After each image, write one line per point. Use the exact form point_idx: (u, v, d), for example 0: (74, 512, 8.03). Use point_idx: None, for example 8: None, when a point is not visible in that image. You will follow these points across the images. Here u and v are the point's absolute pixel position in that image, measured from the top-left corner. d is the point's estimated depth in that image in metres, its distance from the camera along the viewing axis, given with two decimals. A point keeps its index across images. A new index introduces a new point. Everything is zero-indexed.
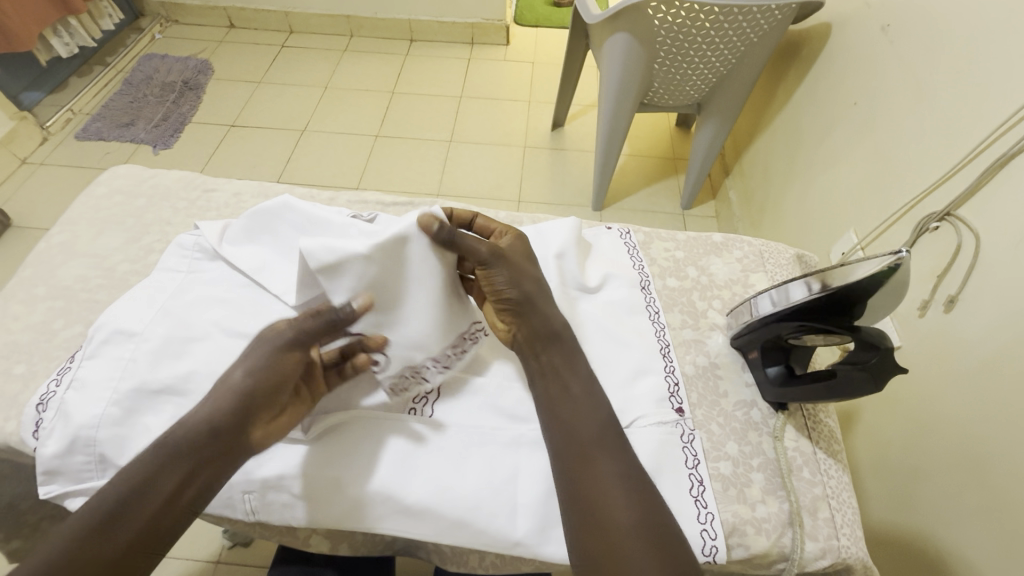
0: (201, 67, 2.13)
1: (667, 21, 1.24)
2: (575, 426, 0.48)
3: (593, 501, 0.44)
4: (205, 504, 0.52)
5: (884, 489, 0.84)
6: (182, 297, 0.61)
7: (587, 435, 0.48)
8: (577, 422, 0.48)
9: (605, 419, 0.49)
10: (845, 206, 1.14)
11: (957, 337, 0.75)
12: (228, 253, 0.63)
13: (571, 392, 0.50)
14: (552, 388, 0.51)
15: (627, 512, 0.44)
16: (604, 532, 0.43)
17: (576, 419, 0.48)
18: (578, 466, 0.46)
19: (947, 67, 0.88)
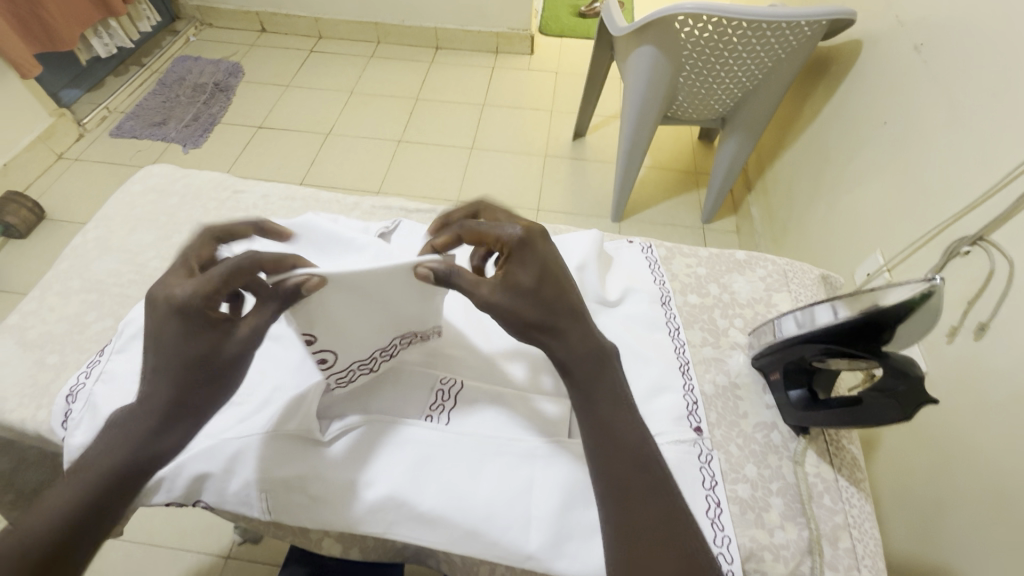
0: (232, 69, 2.18)
1: (694, 34, 1.24)
2: (618, 466, 0.46)
3: (637, 555, 0.43)
4: (222, 500, 0.52)
5: (904, 519, 0.81)
6: None
7: (631, 481, 0.46)
8: (620, 465, 0.46)
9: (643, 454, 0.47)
10: (872, 226, 1.12)
11: (987, 365, 0.73)
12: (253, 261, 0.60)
13: (608, 414, 0.48)
14: (591, 424, 0.48)
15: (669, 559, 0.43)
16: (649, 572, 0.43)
17: (619, 462, 0.46)
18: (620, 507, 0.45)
19: (983, 88, 0.86)
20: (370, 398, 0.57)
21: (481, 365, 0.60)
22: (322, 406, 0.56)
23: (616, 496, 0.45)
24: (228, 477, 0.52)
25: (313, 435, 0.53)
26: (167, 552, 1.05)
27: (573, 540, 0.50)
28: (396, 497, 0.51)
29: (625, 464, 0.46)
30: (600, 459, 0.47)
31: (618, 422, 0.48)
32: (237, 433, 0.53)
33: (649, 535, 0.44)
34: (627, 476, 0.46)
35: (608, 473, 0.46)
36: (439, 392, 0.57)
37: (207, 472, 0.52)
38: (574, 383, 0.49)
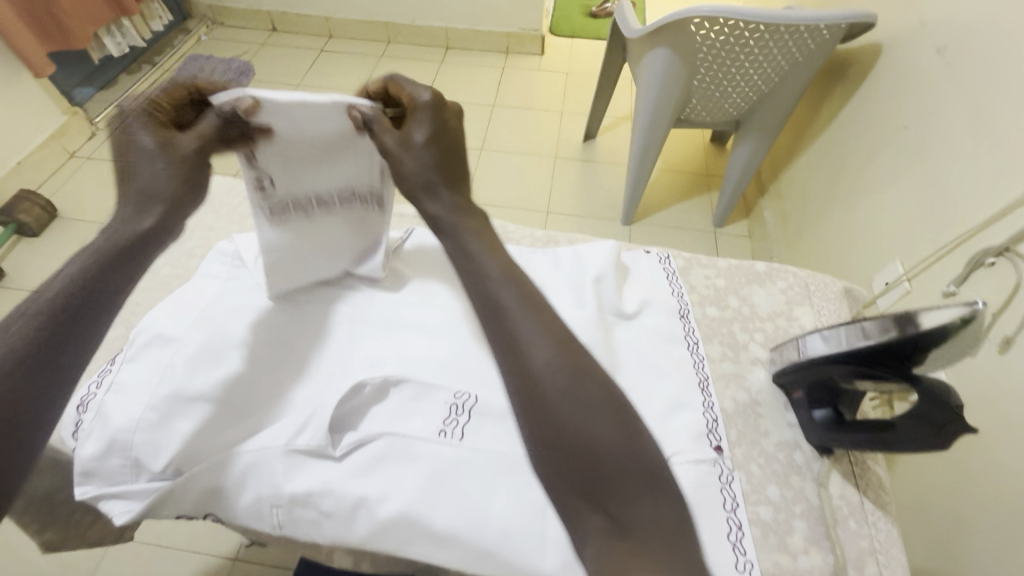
0: (243, 69, 2.18)
1: (709, 37, 1.22)
2: (486, 292, 0.43)
3: (522, 370, 0.39)
4: (234, 514, 0.53)
5: (923, 536, 0.79)
6: (219, 304, 0.61)
7: (502, 300, 0.42)
8: (488, 288, 0.43)
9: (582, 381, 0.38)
10: (891, 234, 1.09)
11: (1012, 381, 0.70)
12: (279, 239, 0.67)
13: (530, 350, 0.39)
14: (463, 266, 0.46)
15: (644, 506, 0.35)
16: (620, 530, 0.35)
17: (485, 286, 0.43)
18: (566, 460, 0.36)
19: (1009, 94, 0.84)
20: (382, 414, 0.56)
21: (495, 379, 0.59)
22: (334, 419, 0.55)
23: (489, 322, 0.42)
24: (240, 491, 0.52)
25: (325, 449, 0.52)
26: (176, 553, 1.05)
27: None
28: (409, 515, 0.50)
29: (489, 287, 0.43)
30: (472, 295, 0.44)
31: (483, 257, 0.45)
32: (248, 446, 0.53)
33: (566, 416, 0.37)
34: (494, 299, 0.42)
35: (480, 302, 0.43)
36: (452, 407, 0.56)
37: (220, 485, 0.52)
38: (446, 232, 0.48)
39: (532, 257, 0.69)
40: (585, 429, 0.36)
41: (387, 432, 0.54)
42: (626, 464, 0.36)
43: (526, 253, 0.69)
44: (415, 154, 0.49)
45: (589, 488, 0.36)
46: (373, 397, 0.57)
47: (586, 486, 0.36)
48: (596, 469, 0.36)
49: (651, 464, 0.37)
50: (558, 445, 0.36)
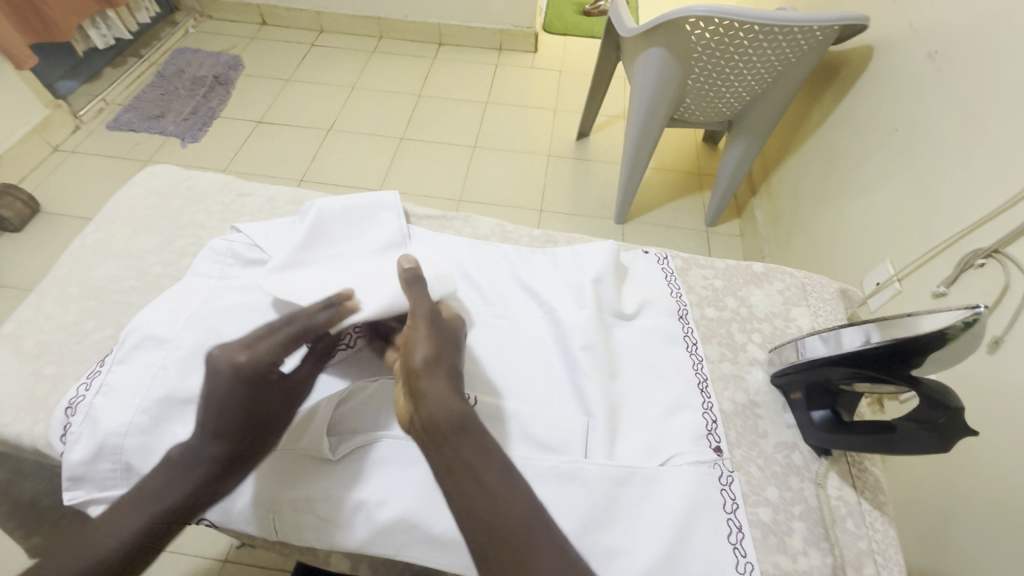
0: (232, 63, 2.15)
1: (704, 37, 1.22)
2: (496, 523, 0.39)
3: None
4: (228, 520, 0.49)
5: (914, 534, 0.80)
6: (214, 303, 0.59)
7: (518, 541, 0.38)
8: (501, 521, 0.39)
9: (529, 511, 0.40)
10: (882, 235, 1.10)
11: (1001, 382, 0.72)
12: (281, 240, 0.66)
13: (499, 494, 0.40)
14: (463, 483, 0.40)
15: None
16: None
17: (496, 516, 0.39)
18: None
19: (999, 99, 0.85)
20: (381, 412, 0.55)
21: None
22: (333, 421, 0.54)
23: (472, 518, 0.39)
24: None
25: (323, 453, 0.51)
26: None
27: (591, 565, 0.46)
28: (408, 519, 0.49)
29: (502, 516, 0.39)
30: (477, 526, 0.39)
31: (483, 470, 0.41)
32: None
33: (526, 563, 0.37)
34: (506, 538, 0.38)
35: (481, 534, 0.39)
36: None
37: None
38: (460, 431, 0.43)
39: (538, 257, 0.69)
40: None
41: (390, 434, 0.53)
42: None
43: (527, 255, 0.69)
44: (439, 349, 0.49)
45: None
46: (374, 397, 0.56)
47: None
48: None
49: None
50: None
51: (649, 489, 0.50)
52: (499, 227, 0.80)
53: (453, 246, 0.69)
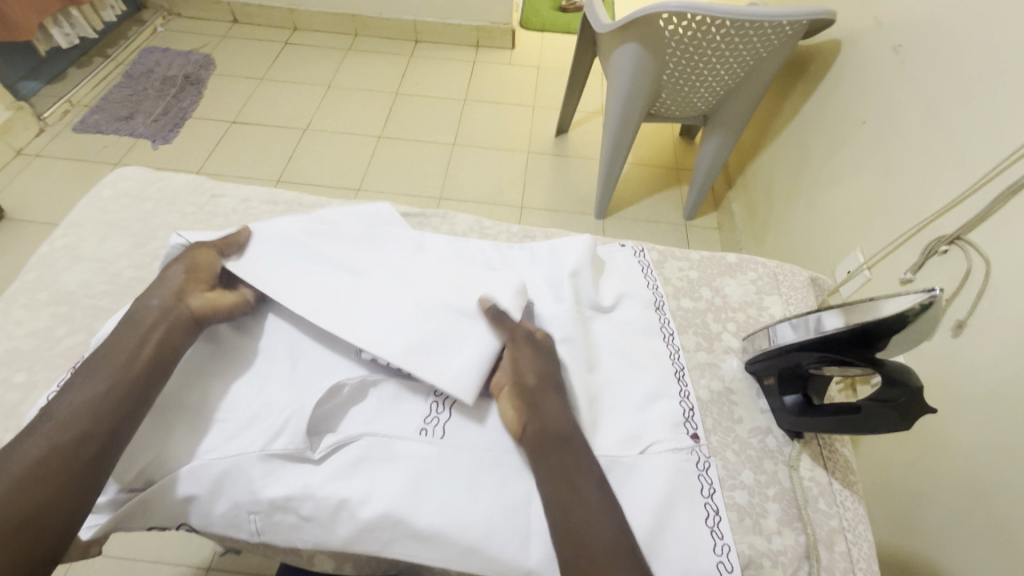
0: (203, 62, 2.10)
1: (678, 32, 1.24)
2: (585, 529, 0.44)
3: None
4: (208, 523, 0.51)
5: (885, 511, 0.84)
6: None
7: (599, 556, 0.42)
8: (586, 532, 0.43)
9: (620, 529, 0.44)
10: (852, 225, 1.14)
11: (964, 363, 0.75)
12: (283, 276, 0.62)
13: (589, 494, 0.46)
14: (561, 492, 0.46)
15: None
16: None
17: (585, 529, 0.44)
18: None
19: (959, 91, 0.88)
20: (349, 415, 0.56)
21: None
22: (312, 421, 0.54)
23: (564, 516, 0.45)
24: (214, 499, 0.51)
25: (306, 453, 0.52)
26: (144, 566, 1.01)
27: None
28: (392, 516, 0.49)
29: (590, 527, 0.44)
30: (563, 528, 0.44)
31: (584, 487, 0.46)
32: (223, 453, 0.52)
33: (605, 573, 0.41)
34: (593, 548, 0.42)
35: (567, 530, 0.44)
36: (433, 404, 0.56)
37: (193, 493, 0.51)
38: (563, 447, 0.49)
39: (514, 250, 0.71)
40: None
41: (368, 432, 0.53)
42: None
43: (504, 248, 0.71)
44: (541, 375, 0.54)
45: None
46: (352, 398, 0.57)
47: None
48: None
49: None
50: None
51: (629, 479, 0.51)
52: (478, 224, 0.81)
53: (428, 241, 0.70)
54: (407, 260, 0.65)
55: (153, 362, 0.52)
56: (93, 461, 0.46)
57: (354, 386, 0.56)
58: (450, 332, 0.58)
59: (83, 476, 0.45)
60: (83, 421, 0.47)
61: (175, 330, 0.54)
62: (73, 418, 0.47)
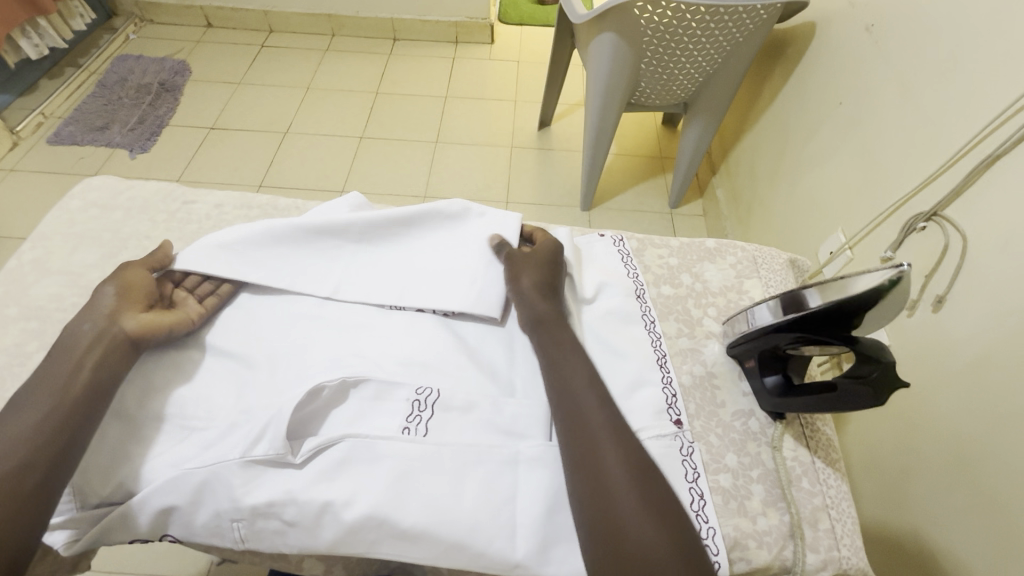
0: (178, 68, 2.07)
1: (653, 21, 1.23)
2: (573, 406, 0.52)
3: (591, 467, 0.48)
4: (191, 533, 0.51)
5: (874, 487, 0.85)
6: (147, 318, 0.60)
7: (595, 434, 0.50)
8: (576, 408, 0.52)
9: (603, 399, 0.53)
10: (832, 207, 1.14)
11: (945, 337, 0.76)
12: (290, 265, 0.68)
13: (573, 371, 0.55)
14: (558, 375, 0.55)
15: (626, 490, 0.46)
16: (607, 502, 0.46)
17: (573, 407, 0.52)
18: (581, 454, 0.49)
19: (930, 68, 0.89)
20: (330, 419, 0.56)
21: (456, 373, 0.60)
22: (291, 426, 0.54)
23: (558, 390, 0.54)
24: (195, 509, 0.50)
25: (287, 458, 0.51)
26: None
27: (560, 543, 0.49)
28: (377, 516, 0.49)
29: (585, 413, 0.51)
30: (558, 407, 0.53)
31: (575, 386, 0.54)
32: (202, 463, 0.51)
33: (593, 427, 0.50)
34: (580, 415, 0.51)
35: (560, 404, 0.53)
36: (415, 403, 0.56)
37: (173, 505, 0.50)
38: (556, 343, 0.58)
39: (475, 220, 0.74)
40: (643, 546, 0.43)
41: (351, 434, 0.53)
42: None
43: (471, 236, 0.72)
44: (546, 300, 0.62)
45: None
46: (332, 400, 0.57)
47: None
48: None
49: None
50: (623, 563, 0.43)
51: None
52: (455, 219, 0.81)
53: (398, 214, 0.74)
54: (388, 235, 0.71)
55: (94, 384, 0.53)
56: (39, 487, 0.47)
57: (334, 388, 0.56)
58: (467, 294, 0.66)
59: (31, 501, 0.46)
60: (23, 449, 0.48)
61: (112, 350, 0.55)
62: (20, 440, 0.48)
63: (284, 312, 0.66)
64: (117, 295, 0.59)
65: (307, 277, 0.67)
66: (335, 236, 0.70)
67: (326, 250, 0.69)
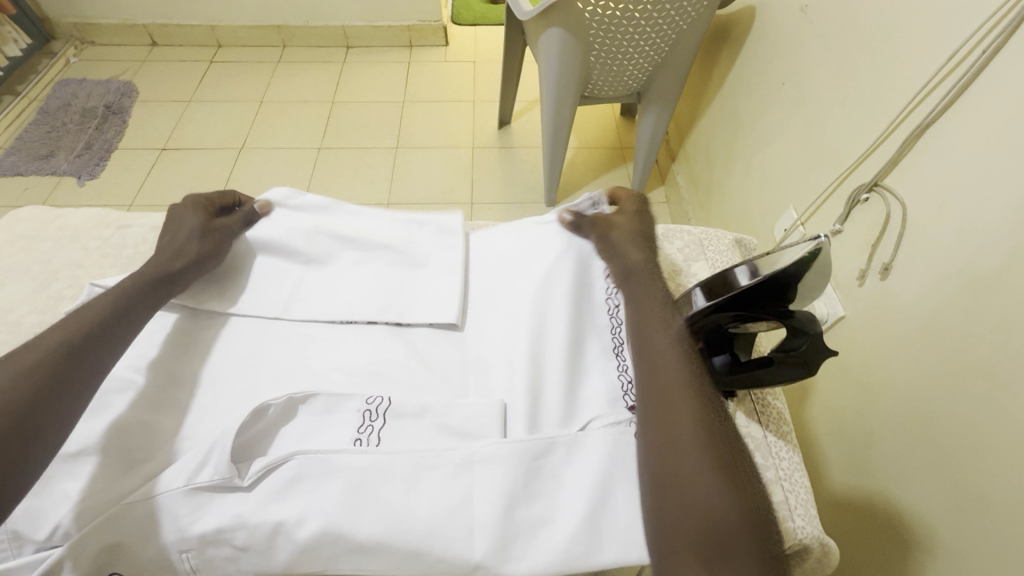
0: (125, 89, 2.01)
1: (597, 13, 1.24)
2: (654, 349, 0.50)
3: (666, 415, 0.46)
4: (139, 568, 0.49)
5: (840, 457, 0.86)
6: None
7: (672, 380, 0.47)
8: (655, 352, 0.49)
9: (683, 343, 0.50)
10: (783, 185, 1.17)
11: (893, 303, 0.78)
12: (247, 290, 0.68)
13: (657, 317, 0.53)
14: (645, 315, 0.53)
15: (697, 438, 0.44)
16: (678, 450, 0.44)
17: (655, 352, 0.49)
18: (659, 398, 0.47)
19: (860, 44, 0.91)
20: (279, 437, 0.55)
21: (409, 381, 0.60)
22: (236, 448, 0.53)
23: (642, 331, 0.52)
24: (142, 543, 0.49)
25: (234, 480, 0.50)
26: None
27: (520, 540, 0.49)
28: (331, 531, 0.48)
29: (661, 369, 0.48)
30: (640, 352, 0.50)
31: (659, 334, 0.51)
32: (144, 494, 0.49)
33: (667, 370, 0.48)
34: (661, 363, 0.49)
35: (646, 348, 0.50)
36: (366, 413, 0.56)
37: (118, 541, 0.48)
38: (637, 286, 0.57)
39: (422, 230, 0.74)
40: (710, 503, 0.41)
41: (299, 452, 0.52)
42: (742, 537, 0.41)
43: (417, 242, 0.73)
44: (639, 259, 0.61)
45: (708, 548, 0.40)
46: (279, 418, 0.56)
47: (707, 550, 0.40)
48: (719, 537, 0.41)
49: (767, 544, 0.42)
50: (687, 520, 0.41)
51: (570, 455, 0.53)
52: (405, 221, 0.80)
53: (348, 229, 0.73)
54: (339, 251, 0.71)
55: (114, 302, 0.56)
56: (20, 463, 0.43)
57: (280, 405, 0.55)
58: (424, 305, 0.66)
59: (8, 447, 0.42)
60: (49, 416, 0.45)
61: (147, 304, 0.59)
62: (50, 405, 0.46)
63: (233, 332, 0.65)
64: (196, 220, 0.67)
65: (263, 300, 0.67)
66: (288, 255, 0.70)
67: (281, 271, 0.69)
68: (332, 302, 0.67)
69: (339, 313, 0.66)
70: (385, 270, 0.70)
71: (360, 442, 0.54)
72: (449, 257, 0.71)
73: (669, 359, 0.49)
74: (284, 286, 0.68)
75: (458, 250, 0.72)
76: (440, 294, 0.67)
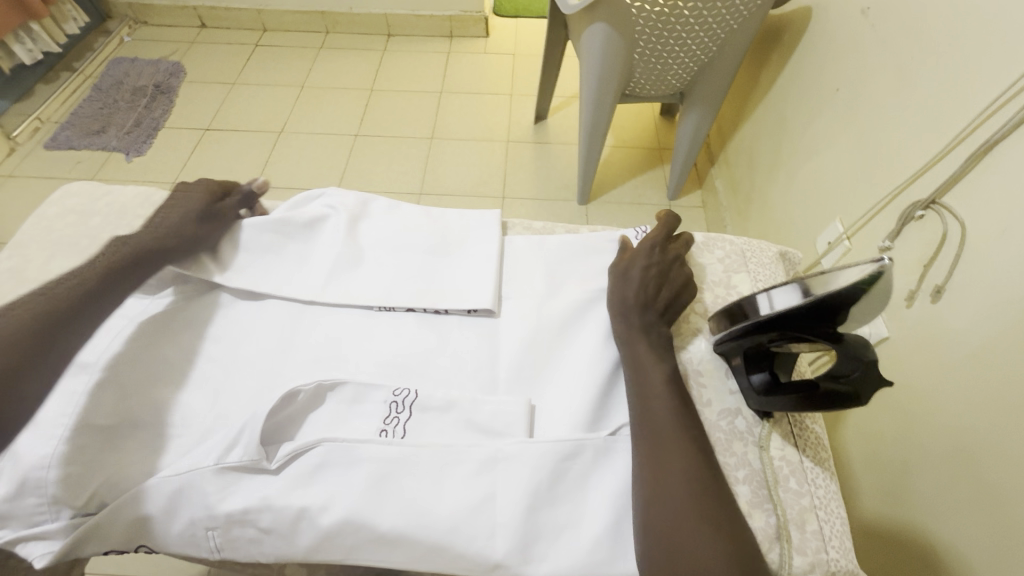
0: (173, 69, 2.06)
1: (644, 10, 1.20)
2: (648, 409, 0.52)
3: (659, 476, 0.47)
4: (168, 541, 0.50)
5: (876, 485, 0.83)
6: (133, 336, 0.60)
7: (667, 436, 0.50)
8: (648, 408, 0.52)
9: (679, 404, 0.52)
10: (830, 197, 1.12)
11: (941, 328, 0.74)
12: (280, 273, 0.68)
13: (653, 371, 0.54)
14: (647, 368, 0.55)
15: (683, 493, 0.47)
16: (670, 506, 0.46)
17: (650, 413, 0.52)
18: (652, 456, 0.49)
19: (925, 52, 0.86)
20: (308, 423, 0.56)
21: (436, 375, 0.60)
22: (266, 432, 0.54)
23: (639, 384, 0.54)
24: (172, 517, 0.50)
25: (262, 463, 0.50)
26: None
27: (541, 541, 0.48)
28: (354, 519, 0.48)
29: (655, 425, 0.51)
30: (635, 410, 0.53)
31: (654, 392, 0.53)
32: (177, 470, 0.50)
33: (663, 431, 0.50)
34: (655, 422, 0.51)
35: (640, 403, 0.53)
36: (392, 404, 0.56)
37: (149, 513, 0.50)
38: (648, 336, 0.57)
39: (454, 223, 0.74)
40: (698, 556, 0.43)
41: (328, 438, 0.52)
42: None
43: (450, 236, 0.73)
44: (642, 290, 0.60)
45: None
46: (308, 404, 0.56)
47: None
48: None
49: None
50: (674, 559, 0.44)
51: (597, 461, 0.51)
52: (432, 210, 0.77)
53: (383, 219, 0.74)
54: (375, 241, 0.71)
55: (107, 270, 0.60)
56: None
57: (310, 392, 0.56)
58: (456, 298, 0.65)
59: None
60: None
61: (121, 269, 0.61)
62: None
63: (264, 313, 0.66)
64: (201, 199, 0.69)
65: (298, 282, 0.67)
66: (322, 241, 0.70)
67: (317, 254, 0.69)
68: (368, 286, 0.66)
69: (373, 297, 0.65)
70: (418, 257, 0.70)
71: (384, 433, 0.54)
72: (484, 250, 0.70)
73: (661, 416, 0.51)
74: (319, 268, 0.67)
75: (491, 243, 0.71)
76: (474, 287, 0.66)
